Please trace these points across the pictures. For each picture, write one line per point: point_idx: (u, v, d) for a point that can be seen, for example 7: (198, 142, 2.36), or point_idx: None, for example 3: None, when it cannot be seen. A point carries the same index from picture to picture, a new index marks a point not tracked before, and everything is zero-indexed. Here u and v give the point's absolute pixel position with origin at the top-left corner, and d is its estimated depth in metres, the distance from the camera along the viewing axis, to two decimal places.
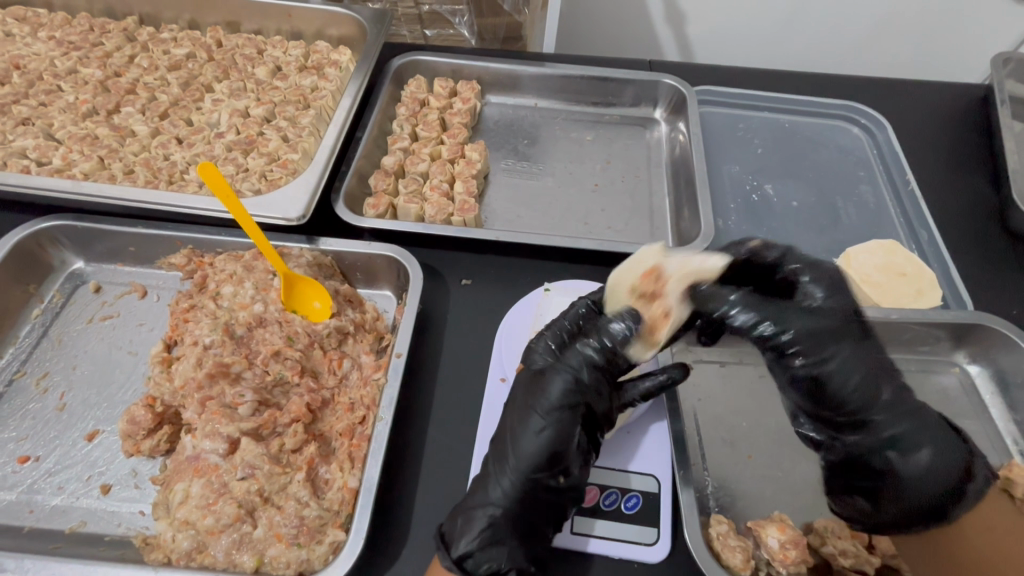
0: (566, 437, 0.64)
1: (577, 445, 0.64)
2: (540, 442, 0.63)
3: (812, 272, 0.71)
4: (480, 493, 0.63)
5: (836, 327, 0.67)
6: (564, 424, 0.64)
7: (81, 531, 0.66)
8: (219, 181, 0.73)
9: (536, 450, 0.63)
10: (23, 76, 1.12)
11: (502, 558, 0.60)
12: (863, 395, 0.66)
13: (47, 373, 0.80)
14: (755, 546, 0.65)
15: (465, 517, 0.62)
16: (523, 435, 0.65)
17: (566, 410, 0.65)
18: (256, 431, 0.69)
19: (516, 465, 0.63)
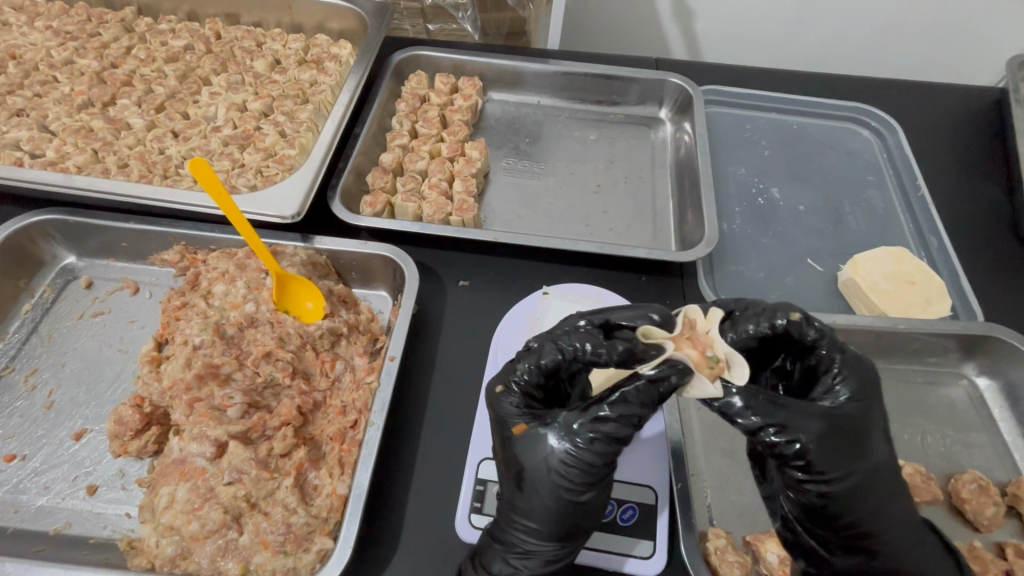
0: (561, 506, 0.59)
1: (563, 491, 0.59)
2: (524, 498, 0.60)
3: (854, 364, 0.62)
4: (483, 555, 0.61)
5: (857, 436, 0.59)
6: (554, 494, 0.59)
7: (65, 533, 0.65)
8: (211, 178, 0.71)
9: (521, 505, 0.60)
10: (18, 66, 1.11)
11: None
12: (878, 515, 0.59)
13: (35, 370, 0.79)
14: (753, 561, 0.64)
15: None
16: (515, 509, 0.61)
17: (551, 481, 0.59)
18: (244, 434, 0.68)
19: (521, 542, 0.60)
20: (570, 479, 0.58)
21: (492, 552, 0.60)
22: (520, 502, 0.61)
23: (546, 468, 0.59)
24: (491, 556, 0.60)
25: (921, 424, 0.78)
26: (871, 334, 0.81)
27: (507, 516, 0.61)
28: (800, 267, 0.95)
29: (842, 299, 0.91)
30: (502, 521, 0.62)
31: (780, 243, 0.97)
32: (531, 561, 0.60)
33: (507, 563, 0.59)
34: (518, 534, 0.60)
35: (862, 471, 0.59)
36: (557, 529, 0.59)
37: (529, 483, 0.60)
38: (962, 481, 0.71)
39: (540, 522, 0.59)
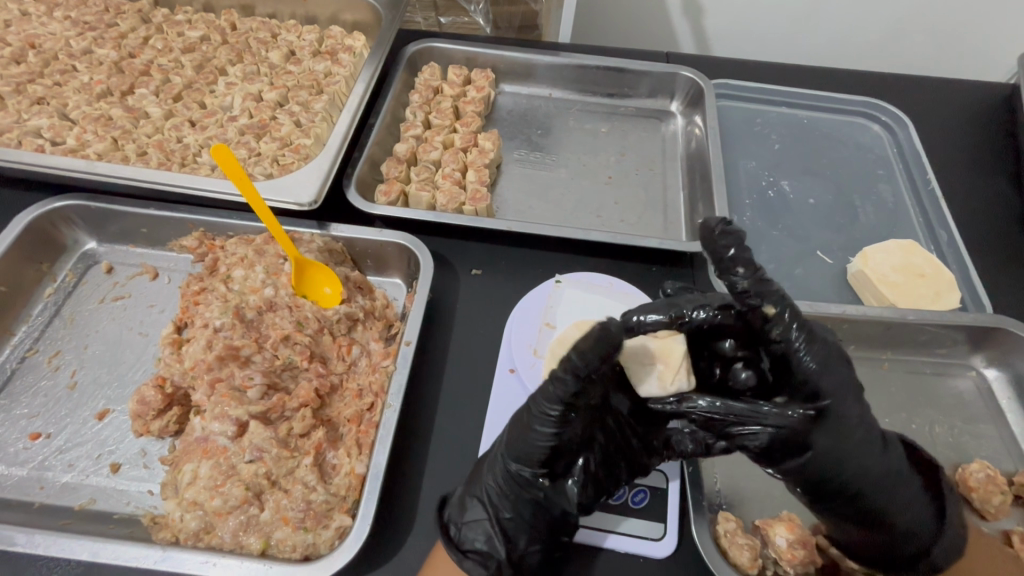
0: (530, 439, 0.59)
1: (544, 429, 0.58)
2: (512, 428, 0.62)
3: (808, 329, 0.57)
4: (458, 503, 0.64)
5: (846, 394, 0.57)
6: (529, 427, 0.59)
7: (90, 508, 0.67)
8: (232, 163, 0.73)
9: (506, 437, 0.62)
10: (38, 56, 1.12)
11: (470, 530, 0.62)
12: (868, 461, 0.58)
13: (58, 352, 0.80)
14: (762, 544, 0.65)
15: (446, 503, 0.65)
16: (492, 462, 0.64)
17: (533, 410, 0.58)
18: (264, 415, 0.69)
19: (492, 474, 0.63)
20: (540, 428, 0.58)
21: (466, 503, 0.63)
22: (496, 453, 0.63)
23: (521, 417, 0.60)
24: (464, 507, 0.63)
25: (928, 415, 0.79)
26: (881, 325, 0.81)
27: (483, 470, 0.64)
28: (809, 260, 0.95)
29: (851, 291, 0.92)
30: (478, 474, 0.65)
31: (791, 236, 0.98)
32: (502, 513, 0.62)
33: (480, 513, 0.62)
34: (489, 486, 0.62)
35: (856, 423, 0.57)
36: (530, 480, 0.61)
37: (520, 410, 0.62)
38: (970, 469, 0.71)
39: (510, 472, 0.61)
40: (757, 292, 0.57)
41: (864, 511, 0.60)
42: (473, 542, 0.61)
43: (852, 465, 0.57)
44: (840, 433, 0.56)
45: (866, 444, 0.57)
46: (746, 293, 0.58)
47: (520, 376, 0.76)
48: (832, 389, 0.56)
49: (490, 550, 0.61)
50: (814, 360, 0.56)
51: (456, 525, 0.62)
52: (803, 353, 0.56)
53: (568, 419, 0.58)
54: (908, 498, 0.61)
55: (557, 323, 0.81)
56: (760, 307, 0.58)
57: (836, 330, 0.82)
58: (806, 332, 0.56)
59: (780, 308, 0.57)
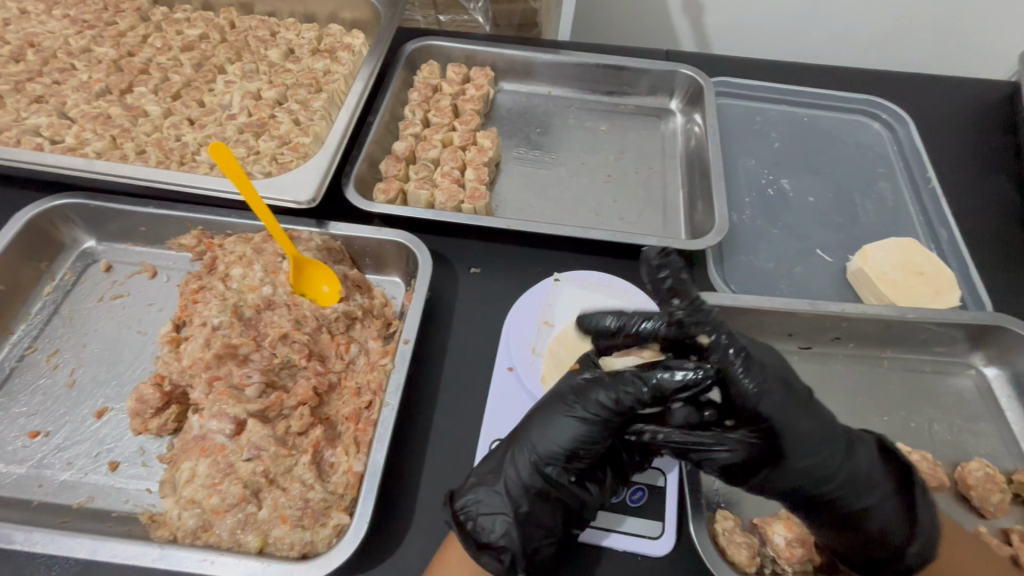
0: (570, 435, 0.61)
1: (578, 428, 0.61)
2: (540, 423, 0.63)
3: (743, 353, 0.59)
4: (470, 494, 0.62)
5: (789, 410, 0.58)
6: (567, 422, 0.62)
7: (89, 506, 0.67)
8: (231, 161, 0.72)
9: (531, 432, 0.63)
10: (36, 54, 1.12)
11: (486, 523, 0.60)
12: (828, 472, 0.58)
13: (57, 350, 0.80)
14: (760, 543, 0.65)
15: (456, 496, 0.63)
16: (513, 453, 0.63)
17: (576, 408, 0.62)
18: (262, 413, 0.69)
19: (515, 468, 0.62)
20: (579, 420, 0.61)
21: (481, 495, 0.61)
22: (519, 445, 0.63)
23: (552, 410, 0.63)
24: (480, 498, 0.61)
25: (927, 414, 0.79)
26: (881, 323, 0.81)
27: (502, 461, 0.63)
28: (809, 258, 0.95)
29: (850, 289, 0.92)
30: (495, 465, 0.63)
31: (790, 234, 0.98)
32: (523, 506, 0.61)
33: (497, 504, 0.61)
34: (512, 478, 0.62)
35: (803, 437, 0.58)
36: (557, 475, 0.61)
37: (551, 406, 0.64)
38: (969, 468, 0.71)
39: (537, 463, 0.61)
40: (692, 319, 0.61)
41: (835, 519, 0.60)
42: (489, 533, 0.60)
43: (809, 476, 0.58)
44: (791, 447, 0.58)
45: (820, 455, 0.58)
46: (681, 322, 0.62)
47: (518, 375, 0.76)
48: (774, 408, 0.58)
49: (505, 543, 0.59)
50: (753, 383, 0.58)
51: (470, 517, 0.61)
52: (740, 377, 0.58)
53: (608, 420, 0.61)
54: (883, 503, 0.60)
55: (555, 321, 0.81)
56: (695, 335, 0.61)
57: (836, 329, 0.82)
58: (745, 357, 0.58)
59: (715, 334, 0.60)
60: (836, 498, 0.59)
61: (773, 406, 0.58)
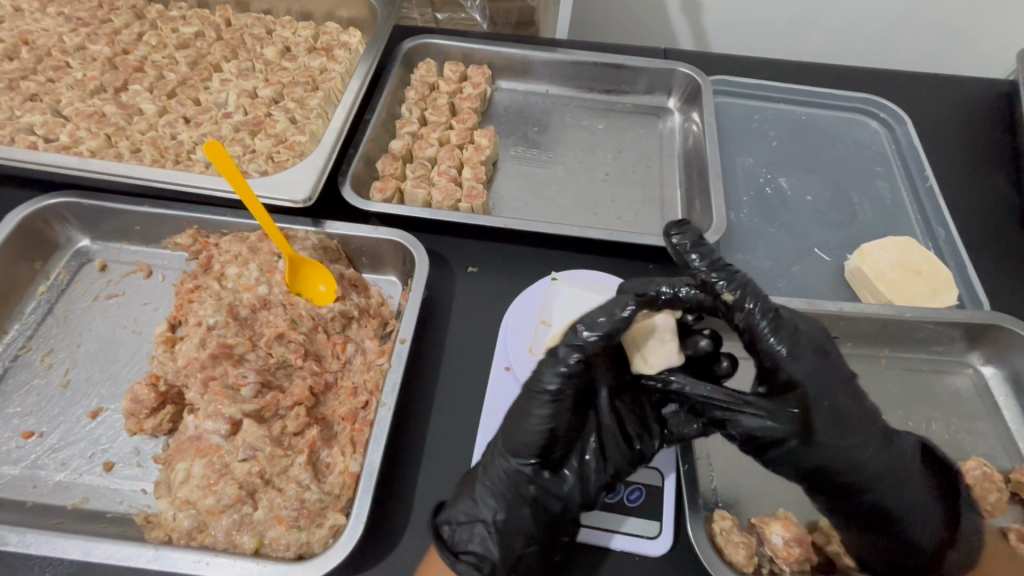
0: (526, 431, 0.61)
1: (537, 422, 0.61)
2: (507, 424, 0.63)
3: (773, 314, 0.60)
4: (453, 506, 0.63)
5: (825, 386, 0.60)
6: (526, 418, 0.61)
7: (83, 507, 0.67)
8: (226, 160, 0.72)
9: (501, 435, 0.64)
10: (31, 52, 1.11)
11: (465, 532, 0.61)
12: (858, 454, 0.61)
13: (51, 350, 0.80)
14: (758, 543, 0.65)
15: (441, 509, 0.64)
16: (489, 459, 0.64)
17: (529, 403, 0.62)
18: (258, 413, 0.69)
19: (488, 475, 0.63)
20: (536, 412, 0.61)
21: (461, 504, 0.63)
22: (493, 450, 0.64)
23: (519, 405, 0.63)
24: (459, 506, 0.63)
25: (925, 413, 0.79)
26: (878, 322, 0.81)
27: (478, 470, 0.64)
28: (806, 257, 0.95)
29: (848, 289, 0.92)
30: (473, 475, 0.65)
31: (788, 233, 0.98)
32: (497, 511, 0.61)
33: (475, 512, 0.62)
34: (485, 485, 0.62)
35: (841, 419, 0.60)
36: (524, 472, 0.62)
37: (513, 407, 0.64)
38: (966, 467, 0.71)
39: (507, 464, 0.62)
40: (715, 275, 0.61)
41: (862, 508, 0.63)
42: (466, 543, 0.60)
43: (840, 457, 0.60)
44: (824, 423, 0.60)
45: (855, 441, 0.61)
46: (706, 281, 0.61)
47: (516, 374, 0.76)
48: (812, 381, 0.60)
49: (484, 551, 0.60)
50: (784, 346, 0.60)
51: (451, 527, 0.62)
52: (771, 340, 0.60)
53: (564, 402, 0.61)
54: (907, 495, 0.63)
55: (552, 320, 0.81)
56: (720, 293, 0.60)
57: (834, 328, 0.82)
58: (772, 318, 0.60)
59: (739, 293, 0.60)
60: (866, 484, 0.62)
61: (809, 377, 0.60)
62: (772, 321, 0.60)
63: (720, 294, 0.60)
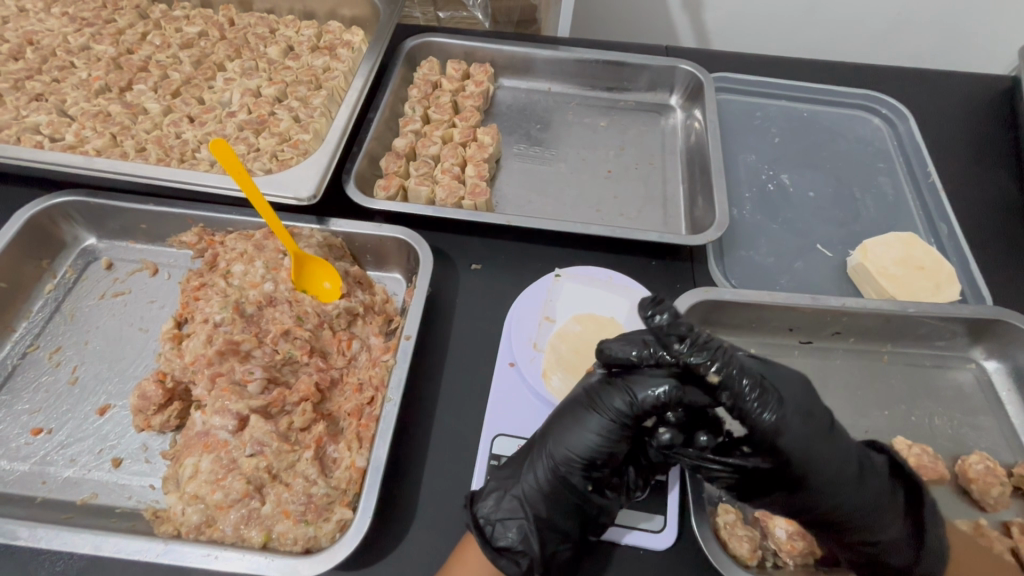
0: (586, 445, 0.61)
1: (597, 439, 0.61)
2: (563, 434, 0.63)
3: (763, 390, 0.57)
4: (492, 498, 0.64)
5: (811, 434, 0.58)
6: (586, 434, 0.62)
7: (93, 503, 0.67)
8: (232, 158, 0.72)
9: (554, 441, 0.63)
10: (36, 52, 1.12)
11: (505, 530, 0.62)
12: (835, 492, 0.58)
13: (59, 348, 0.80)
14: (761, 536, 0.65)
15: (476, 499, 0.64)
16: (534, 460, 0.64)
17: (593, 419, 0.62)
18: (265, 409, 0.70)
19: (533, 478, 0.63)
20: (597, 431, 0.61)
21: (501, 499, 0.63)
22: (540, 451, 0.64)
23: (573, 418, 0.63)
24: (498, 502, 0.63)
25: (928, 407, 0.79)
26: (881, 317, 0.81)
27: (522, 467, 0.65)
28: (809, 253, 0.95)
29: (851, 284, 0.92)
30: (515, 471, 0.65)
31: (791, 230, 0.98)
32: (539, 513, 0.62)
33: (515, 510, 0.63)
34: (530, 486, 0.63)
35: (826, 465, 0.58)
36: (575, 483, 0.62)
37: (572, 415, 0.64)
38: (969, 461, 0.72)
39: (560, 471, 0.62)
40: (703, 356, 0.58)
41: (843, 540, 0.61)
42: (506, 538, 0.61)
43: (824, 492, 0.58)
44: (811, 462, 0.57)
45: (833, 479, 0.58)
46: (690, 363, 0.58)
47: (520, 370, 0.76)
48: (794, 442, 0.57)
49: (523, 547, 0.61)
50: (771, 418, 0.57)
51: (490, 521, 0.62)
52: (756, 411, 0.57)
53: (625, 428, 0.61)
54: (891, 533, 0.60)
55: (557, 317, 0.81)
56: (704, 371, 0.58)
57: (835, 323, 0.83)
58: (759, 390, 0.57)
59: (723, 373, 0.57)
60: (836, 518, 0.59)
61: (795, 429, 0.57)
62: (758, 393, 0.57)
63: (707, 376, 0.58)
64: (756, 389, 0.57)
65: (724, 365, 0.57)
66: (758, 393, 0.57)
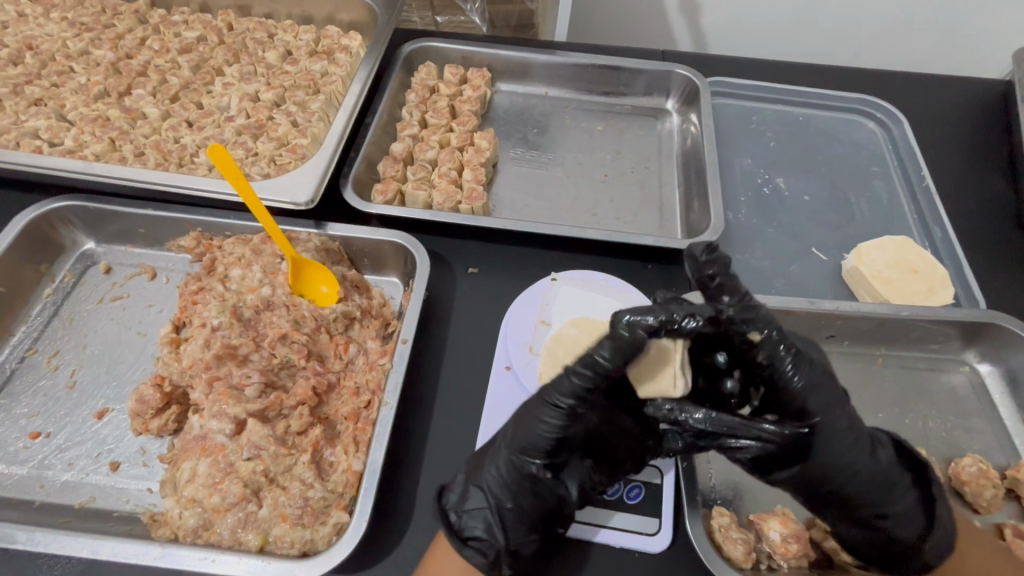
0: (544, 432, 0.61)
1: (557, 426, 0.61)
2: (524, 423, 0.63)
3: (799, 353, 0.57)
4: (460, 490, 0.64)
5: (836, 398, 0.58)
6: (545, 421, 0.61)
7: (90, 506, 0.68)
8: (229, 163, 0.73)
9: (515, 431, 0.63)
10: (35, 57, 1.12)
11: (471, 521, 0.62)
12: (854, 460, 0.58)
13: (58, 352, 0.81)
14: (756, 539, 0.66)
15: (445, 493, 0.64)
16: (496, 452, 0.64)
17: (552, 405, 0.61)
18: (262, 412, 0.70)
19: (495, 468, 0.63)
20: (555, 417, 0.61)
21: (467, 491, 0.64)
22: (500, 443, 0.64)
23: (532, 407, 0.63)
24: (465, 493, 0.63)
25: (922, 410, 0.80)
26: (875, 321, 0.81)
27: (486, 458, 0.65)
28: (804, 257, 0.96)
29: (846, 288, 0.92)
30: (478, 464, 0.65)
31: (786, 234, 0.99)
32: (502, 503, 0.62)
33: (481, 501, 0.62)
34: (493, 477, 0.63)
35: (850, 433, 0.58)
36: (535, 471, 0.62)
37: (530, 404, 0.63)
38: (963, 463, 0.72)
39: (520, 460, 0.62)
40: (744, 316, 0.56)
41: (858, 514, 0.61)
42: (472, 530, 0.61)
43: (847, 460, 0.58)
44: (837, 427, 0.57)
45: (854, 448, 0.58)
46: (730, 321, 0.56)
47: (516, 373, 0.77)
48: (819, 405, 0.57)
49: (489, 538, 0.61)
50: (800, 380, 0.56)
51: (457, 512, 0.62)
52: (790, 373, 0.56)
53: (583, 412, 0.61)
54: (905, 509, 0.61)
55: (553, 320, 0.82)
56: (747, 331, 0.56)
57: (830, 327, 0.83)
58: (793, 352, 0.56)
59: (767, 333, 0.56)
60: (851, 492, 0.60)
61: (823, 396, 0.57)
62: (795, 357, 0.56)
63: (746, 335, 0.56)
64: (791, 350, 0.56)
65: (763, 323, 0.56)
66: (793, 353, 0.56)
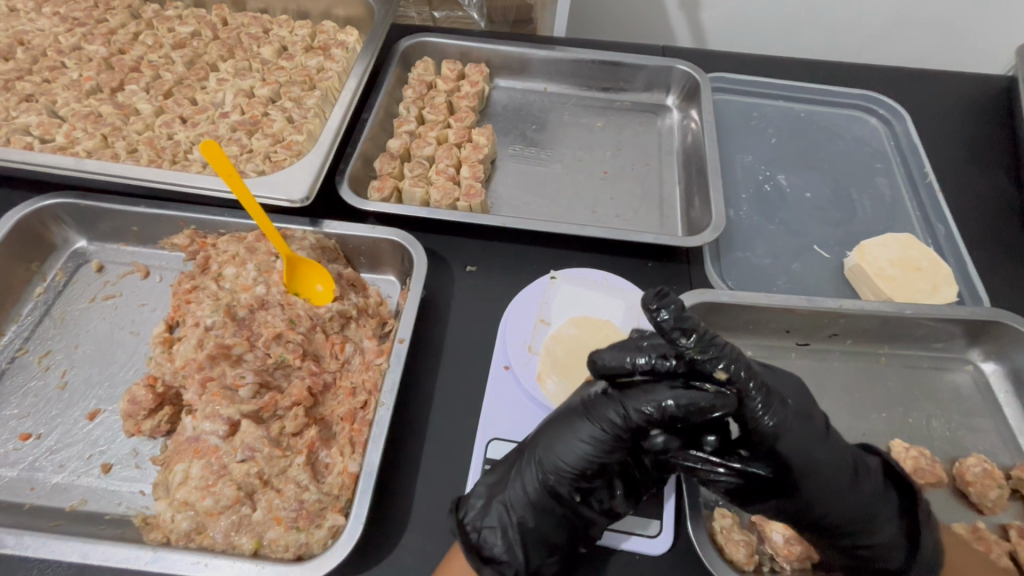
0: (578, 455, 0.61)
1: (587, 450, 0.60)
2: (557, 444, 0.62)
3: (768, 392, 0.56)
4: (479, 506, 0.63)
5: (812, 438, 0.58)
6: (579, 443, 0.61)
7: (82, 509, 0.66)
8: (223, 161, 0.71)
9: (547, 452, 0.62)
10: (27, 52, 1.11)
11: (490, 539, 0.61)
12: (832, 497, 0.58)
13: (49, 351, 0.80)
14: (758, 541, 0.65)
15: (464, 507, 0.63)
16: (523, 469, 0.63)
17: (583, 431, 0.61)
18: (256, 414, 0.69)
19: (522, 487, 0.62)
20: (591, 440, 0.60)
21: (488, 506, 0.62)
22: (529, 460, 0.63)
23: (565, 427, 0.62)
24: (484, 509, 0.62)
25: (925, 409, 0.79)
26: (879, 319, 0.80)
27: (511, 475, 0.64)
28: (806, 254, 0.95)
29: (848, 285, 0.91)
30: (503, 478, 0.64)
31: (788, 231, 0.98)
32: (526, 523, 0.61)
33: (501, 519, 0.62)
34: (518, 496, 0.62)
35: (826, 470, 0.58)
36: (564, 493, 0.61)
37: (564, 425, 0.63)
38: (967, 464, 0.71)
39: (549, 480, 0.61)
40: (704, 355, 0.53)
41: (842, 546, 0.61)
42: (490, 549, 0.61)
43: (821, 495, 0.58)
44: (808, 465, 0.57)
45: (832, 484, 0.58)
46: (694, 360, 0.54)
47: (515, 373, 0.76)
48: (792, 445, 0.57)
49: (508, 557, 0.61)
50: (771, 420, 0.56)
51: (475, 528, 0.62)
52: (759, 415, 0.56)
53: (618, 440, 0.60)
54: (892, 540, 0.60)
55: (552, 319, 0.81)
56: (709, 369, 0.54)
57: (833, 325, 0.82)
58: (764, 392, 0.56)
59: (730, 370, 0.54)
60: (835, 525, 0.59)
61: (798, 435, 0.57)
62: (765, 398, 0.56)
63: (710, 373, 0.55)
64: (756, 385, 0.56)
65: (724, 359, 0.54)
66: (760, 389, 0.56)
